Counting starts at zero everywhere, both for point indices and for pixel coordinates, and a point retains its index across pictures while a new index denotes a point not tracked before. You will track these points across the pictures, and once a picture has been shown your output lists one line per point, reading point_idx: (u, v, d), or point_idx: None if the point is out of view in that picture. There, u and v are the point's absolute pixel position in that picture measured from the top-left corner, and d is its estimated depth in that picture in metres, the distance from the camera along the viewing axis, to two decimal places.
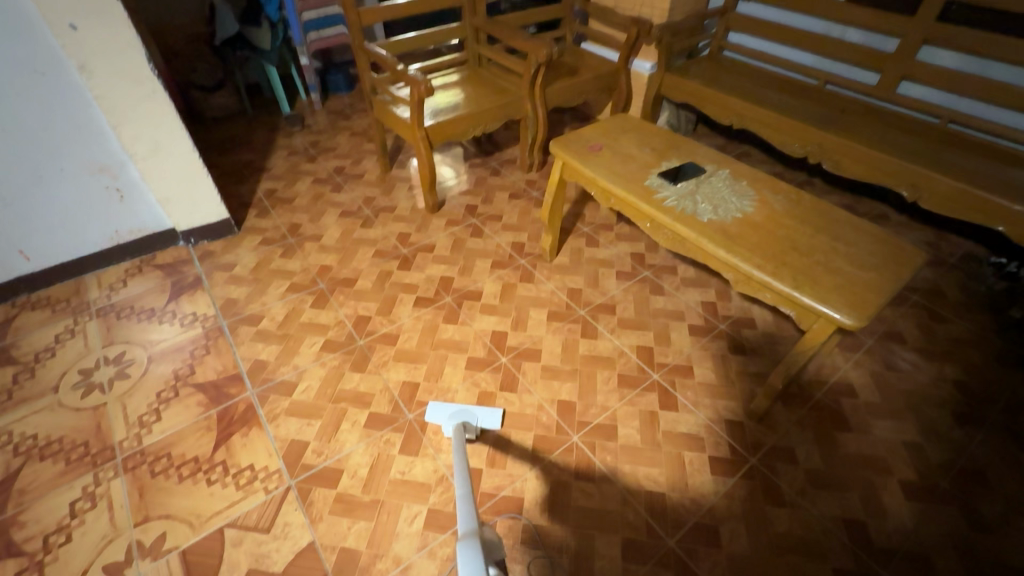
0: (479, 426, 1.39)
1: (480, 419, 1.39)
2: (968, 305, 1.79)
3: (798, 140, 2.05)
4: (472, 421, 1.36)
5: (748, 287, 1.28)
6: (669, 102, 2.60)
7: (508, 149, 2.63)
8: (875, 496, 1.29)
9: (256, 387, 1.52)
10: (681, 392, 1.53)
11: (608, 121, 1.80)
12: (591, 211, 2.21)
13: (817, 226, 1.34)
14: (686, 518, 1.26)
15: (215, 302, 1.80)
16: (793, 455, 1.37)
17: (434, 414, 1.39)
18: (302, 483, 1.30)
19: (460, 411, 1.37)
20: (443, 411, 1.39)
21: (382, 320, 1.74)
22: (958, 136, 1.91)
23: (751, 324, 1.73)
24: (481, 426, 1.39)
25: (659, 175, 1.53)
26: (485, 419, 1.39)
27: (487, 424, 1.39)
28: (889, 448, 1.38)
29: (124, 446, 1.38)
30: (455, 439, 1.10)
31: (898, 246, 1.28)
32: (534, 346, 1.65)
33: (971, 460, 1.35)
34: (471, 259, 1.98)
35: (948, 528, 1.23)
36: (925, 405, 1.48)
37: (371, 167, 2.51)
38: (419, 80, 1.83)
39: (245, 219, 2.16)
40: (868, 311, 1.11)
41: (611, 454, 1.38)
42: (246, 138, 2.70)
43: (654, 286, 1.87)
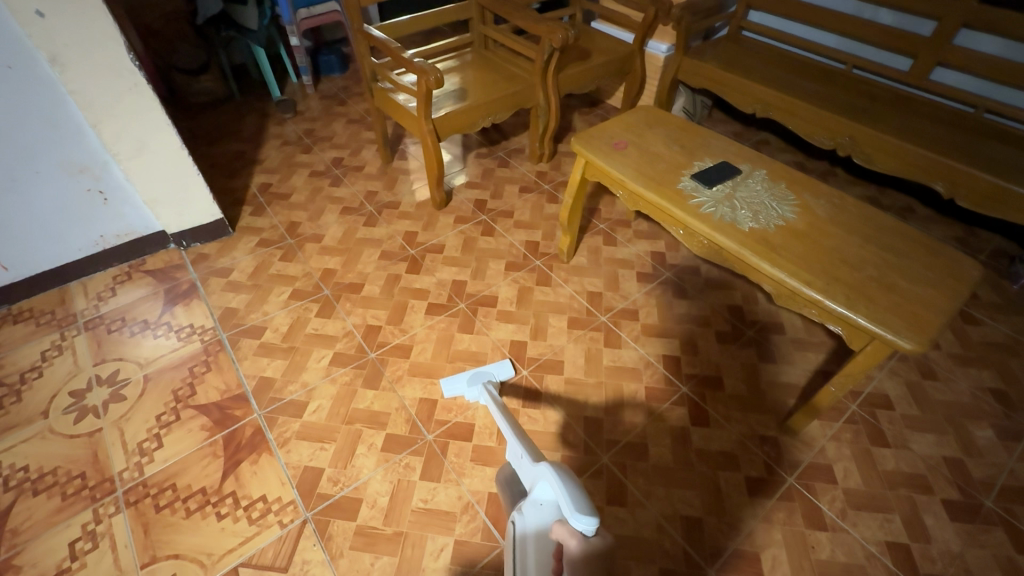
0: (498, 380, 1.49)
1: (494, 374, 1.50)
2: (1002, 306, 1.73)
3: (826, 131, 1.94)
4: (490, 378, 1.47)
5: (793, 302, 1.19)
6: (685, 86, 2.46)
7: (516, 137, 2.49)
8: (918, 517, 1.24)
9: (263, 408, 1.42)
10: (712, 405, 1.47)
11: (631, 114, 1.68)
12: (606, 206, 2.10)
13: (865, 235, 1.25)
14: (725, 545, 1.20)
15: (213, 312, 1.68)
16: (832, 474, 1.32)
17: (451, 388, 1.46)
18: (319, 515, 1.23)
19: (473, 375, 1.48)
20: (458, 381, 1.48)
21: (393, 330, 1.64)
22: (996, 127, 1.83)
23: (780, 329, 1.66)
24: (500, 379, 1.50)
25: (692, 176, 1.42)
26: (499, 371, 1.51)
27: (504, 376, 1.51)
28: (929, 464, 1.33)
29: (124, 478, 1.28)
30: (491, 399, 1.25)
31: (952, 257, 1.20)
32: (555, 358, 1.57)
33: (1014, 476, 1.31)
34: (483, 260, 1.88)
35: (994, 550, 1.19)
36: (964, 417, 1.43)
37: (371, 158, 2.36)
38: (427, 70, 1.68)
39: (239, 218, 2.03)
40: (928, 334, 1.04)
41: (643, 476, 1.32)
42: (235, 126, 2.53)
43: (677, 289, 1.78)
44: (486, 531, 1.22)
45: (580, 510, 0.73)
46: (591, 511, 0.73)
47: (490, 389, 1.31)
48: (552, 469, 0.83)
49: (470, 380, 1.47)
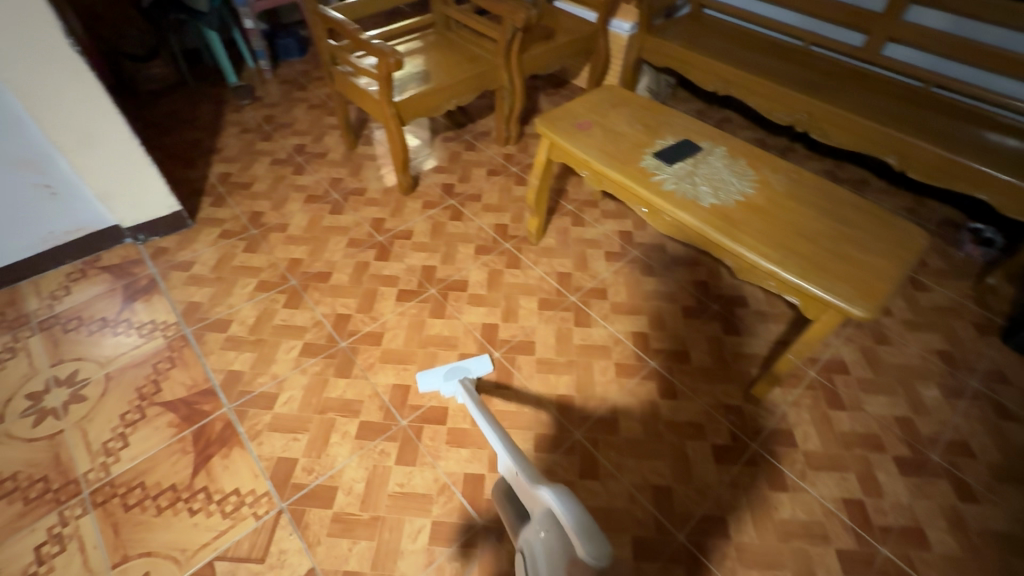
0: (474, 375, 1.48)
1: (471, 369, 1.49)
2: (948, 273, 1.82)
3: (785, 108, 1.98)
4: (467, 374, 1.46)
5: (752, 275, 1.23)
6: (649, 65, 2.48)
7: (482, 120, 2.47)
8: (871, 473, 1.32)
9: (233, 402, 1.40)
10: (679, 378, 1.51)
11: (595, 93, 1.68)
12: (574, 187, 2.11)
13: (821, 208, 1.30)
14: (693, 510, 1.25)
15: (175, 307, 1.64)
16: (792, 437, 1.38)
17: (427, 383, 1.45)
18: (295, 505, 1.23)
19: (450, 371, 1.47)
20: (434, 375, 1.47)
21: (363, 318, 1.63)
22: (944, 101, 1.90)
23: (743, 302, 1.71)
24: (476, 375, 1.49)
25: (654, 154, 1.44)
26: (475, 367, 1.49)
27: (481, 370, 1.49)
28: (881, 424, 1.41)
29: (90, 479, 1.26)
30: (472, 406, 1.15)
31: (901, 227, 1.25)
32: (527, 339, 1.59)
33: (958, 431, 1.40)
34: (452, 244, 1.87)
35: (939, 500, 1.27)
36: (913, 378, 1.51)
37: (334, 144, 2.31)
38: (386, 52, 1.64)
39: (199, 209, 1.97)
40: (878, 301, 1.09)
41: (614, 450, 1.36)
42: (190, 114, 2.44)
43: (644, 267, 1.82)
44: (462, 511, 1.24)
45: (587, 539, 0.60)
46: (598, 534, 0.61)
47: (467, 385, 1.32)
48: (550, 489, 0.71)
49: (447, 375, 1.46)
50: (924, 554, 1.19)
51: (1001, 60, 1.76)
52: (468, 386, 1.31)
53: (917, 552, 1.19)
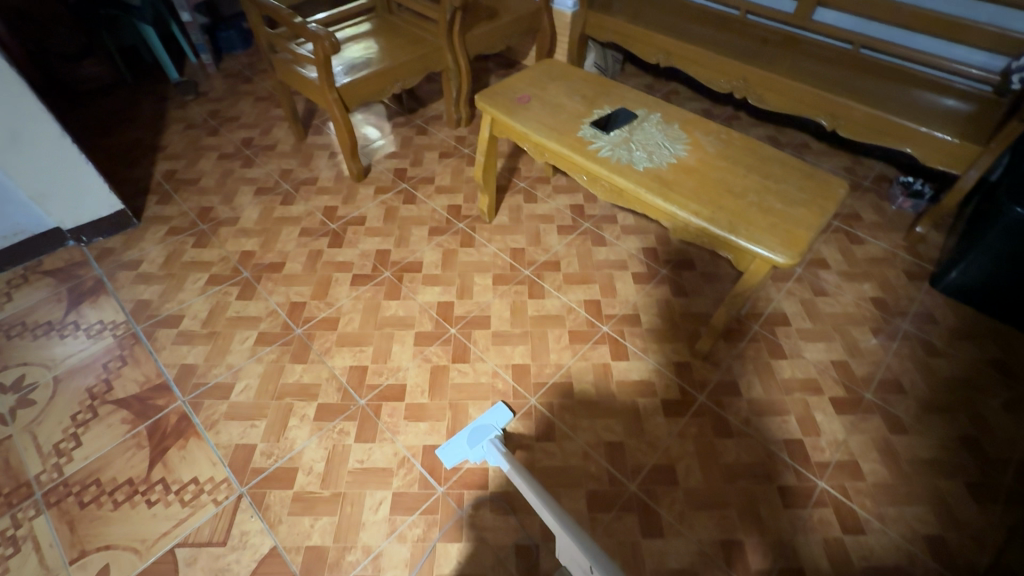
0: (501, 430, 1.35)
1: (493, 424, 1.35)
2: (882, 225, 1.91)
3: (723, 75, 2.04)
4: (492, 431, 1.32)
5: (686, 233, 1.28)
6: (594, 41, 2.51)
7: (432, 104, 2.47)
8: (809, 414, 1.39)
9: (187, 394, 1.40)
10: (630, 340, 1.56)
11: (535, 69, 1.70)
12: (526, 165, 2.14)
13: (749, 166, 1.35)
14: (644, 462, 1.31)
15: (124, 306, 1.61)
16: (737, 387, 1.45)
17: (454, 456, 1.29)
18: (254, 489, 1.24)
19: (472, 434, 1.32)
20: (457, 446, 1.31)
21: (318, 304, 1.63)
22: (871, 61, 1.98)
23: (691, 265, 1.77)
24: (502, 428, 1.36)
25: (591, 124, 1.47)
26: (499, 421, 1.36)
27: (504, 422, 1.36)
28: (819, 369, 1.49)
29: (42, 480, 1.24)
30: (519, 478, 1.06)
31: (822, 179, 1.32)
32: (482, 314, 1.62)
33: (889, 370, 1.49)
34: (406, 227, 1.88)
35: (872, 434, 1.36)
36: (849, 324, 1.60)
37: (284, 135, 2.28)
38: (321, 36, 1.63)
39: (144, 208, 1.93)
40: (800, 250, 1.15)
41: (568, 412, 1.40)
42: (131, 113, 2.37)
43: (595, 238, 1.86)
44: (422, 481, 1.27)
45: None
46: None
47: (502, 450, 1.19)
48: None
49: (471, 440, 1.31)
50: (858, 484, 1.27)
51: (919, 18, 1.85)
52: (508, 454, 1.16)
53: (852, 483, 1.27)
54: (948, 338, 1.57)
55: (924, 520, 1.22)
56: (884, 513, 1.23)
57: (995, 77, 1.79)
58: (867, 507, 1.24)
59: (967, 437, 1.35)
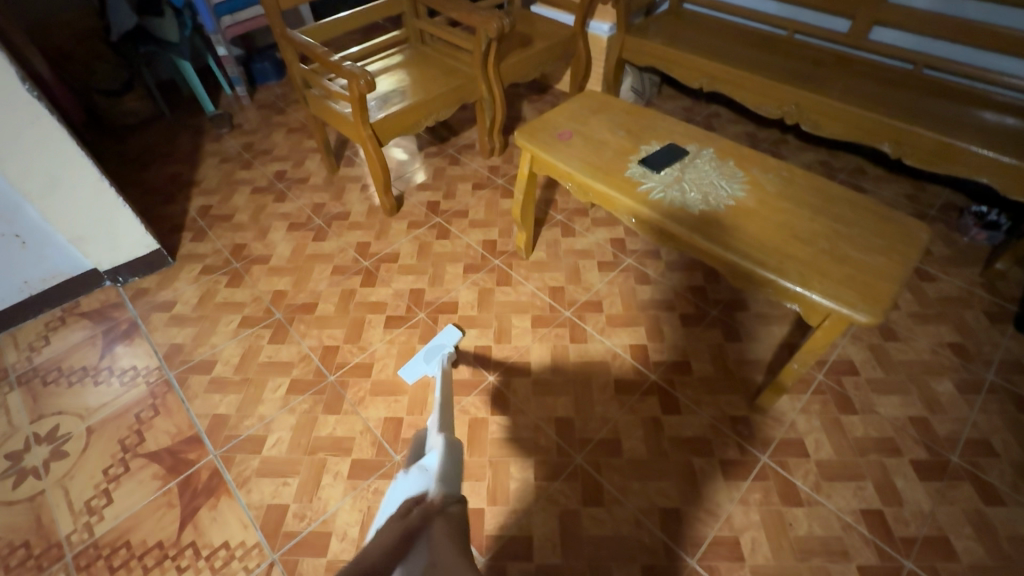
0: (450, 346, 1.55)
1: (445, 343, 1.55)
2: (954, 260, 1.76)
3: (773, 100, 1.92)
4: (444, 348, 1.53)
5: (748, 283, 1.17)
6: (631, 66, 2.43)
7: (465, 132, 2.42)
8: (889, 481, 1.26)
9: (219, 448, 1.35)
10: (681, 391, 1.45)
11: (574, 101, 1.62)
12: (563, 196, 2.06)
13: (816, 207, 1.24)
14: (704, 533, 1.19)
15: (157, 350, 1.59)
16: (803, 447, 1.32)
17: (413, 372, 1.50)
18: (287, 555, 1.17)
19: (427, 352, 1.53)
20: (414, 363, 1.51)
21: (351, 349, 1.57)
22: (936, 82, 1.84)
23: (743, 305, 1.65)
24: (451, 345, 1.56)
25: (639, 162, 1.38)
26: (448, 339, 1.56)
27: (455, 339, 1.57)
28: (896, 427, 1.35)
29: (72, 541, 1.21)
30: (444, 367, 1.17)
31: (901, 222, 1.20)
32: (521, 359, 1.53)
33: (977, 429, 1.34)
34: (440, 264, 1.82)
35: (963, 505, 1.21)
36: (925, 374, 1.45)
37: (316, 168, 2.26)
38: (357, 74, 1.59)
39: (179, 245, 1.92)
40: (883, 305, 1.03)
41: (618, 473, 1.30)
42: (168, 147, 2.39)
43: (639, 275, 1.76)
44: None
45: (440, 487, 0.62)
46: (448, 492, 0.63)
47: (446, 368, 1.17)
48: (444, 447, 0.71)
49: (427, 358, 1.52)
50: (952, 566, 1.13)
51: (991, 37, 1.71)
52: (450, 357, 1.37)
53: (944, 564, 1.13)
54: None
55: None
56: None
57: None
58: None
59: None
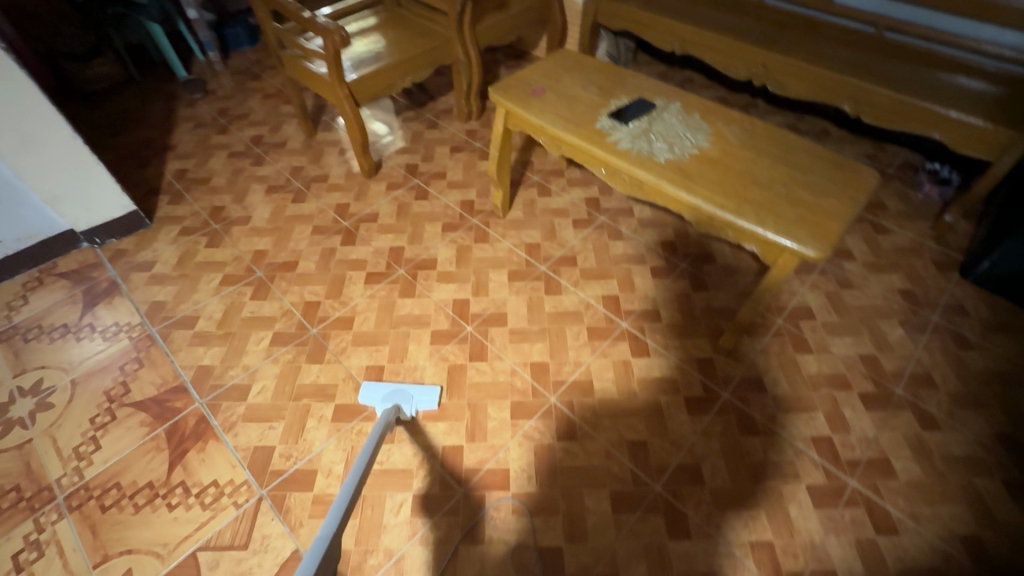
0: (416, 405, 1.37)
1: (415, 399, 1.37)
2: (907, 214, 1.86)
3: (742, 62, 1.98)
4: (405, 402, 1.35)
5: (711, 227, 1.24)
6: (606, 30, 2.45)
7: (443, 97, 2.42)
8: (838, 411, 1.36)
9: (205, 396, 1.39)
10: (651, 336, 1.53)
11: (548, 59, 1.66)
12: (539, 157, 2.10)
13: (775, 156, 1.31)
14: (668, 462, 1.28)
15: (139, 308, 1.61)
16: (762, 384, 1.42)
17: (366, 396, 1.38)
18: (275, 491, 1.23)
19: (393, 393, 1.38)
20: (376, 392, 1.39)
21: (333, 304, 1.61)
22: (896, 44, 1.92)
23: (710, 258, 1.73)
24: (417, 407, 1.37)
25: (609, 115, 1.43)
26: (420, 399, 1.37)
27: (424, 404, 1.37)
28: (847, 364, 1.46)
29: (63, 484, 1.24)
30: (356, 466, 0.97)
31: (852, 169, 1.27)
32: (498, 311, 1.59)
33: (919, 364, 1.45)
34: (419, 224, 1.86)
35: (904, 431, 1.32)
36: (876, 317, 1.56)
37: (293, 132, 2.26)
38: (331, 30, 1.59)
39: (157, 208, 1.92)
40: (831, 243, 1.11)
41: (590, 411, 1.37)
42: (140, 112, 2.36)
43: (612, 231, 1.82)
44: (443, 483, 1.25)
45: None
46: None
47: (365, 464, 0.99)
48: None
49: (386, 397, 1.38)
50: (891, 482, 1.24)
51: None
52: (388, 420, 1.21)
53: (884, 481, 1.24)
54: (981, 330, 1.52)
55: (960, 519, 1.18)
56: (918, 512, 1.20)
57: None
58: (900, 506, 1.20)
59: (1004, 434, 1.31)
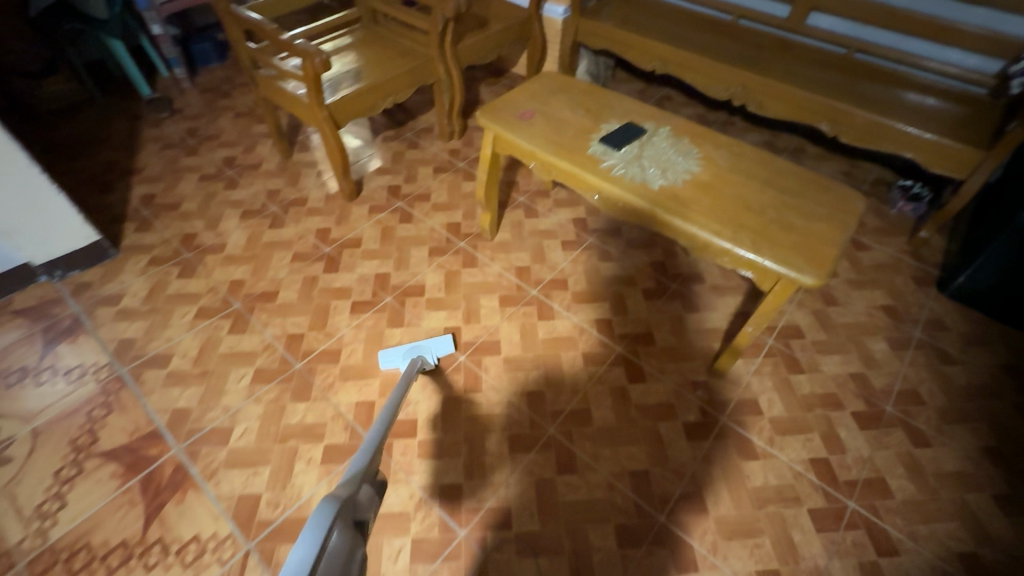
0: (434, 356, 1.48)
1: (431, 350, 1.48)
2: (884, 230, 1.91)
3: (722, 83, 2.01)
4: (425, 353, 1.47)
5: (706, 253, 1.24)
6: (586, 49, 2.46)
7: (423, 116, 2.38)
8: (833, 432, 1.37)
9: (182, 442, 1.30)
10: (646, 360, 1.52)
11: (534, 81, 1.64)
12: (524, 177, 2.08)
13: (765, 180, 1.32)
14: (671, 490, 1.27)
15: (106, 347, 1.50)
16: (758, 406, 1.42)
17: (388, 360, 1.46)
18: (262, 543, 1.15)
19: (411, 350, 1.47)
20: (396, 353, 1.47)
21: (317, 335, 1.54)
22: (867, 66, 1.98)
23: (700, 278, 1.74)
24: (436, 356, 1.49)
25: (600, 140, 1.42)
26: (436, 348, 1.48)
27: (441, 351, 1.49)
28: (838, 383, 1.47)
29: (25, 548, 1.14)
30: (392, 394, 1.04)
31: (840, 193, 1.29)
32: (491, 338, 1.56)
33: (906, 381, 1.48)
34: (405, 249, 1.80)
35: (897, 449, 1.34)
36: (862, 334, 1.59)
37: (268, 153, 2.18)
38: (311, 52, 1.54)
39: (123, 236, 1.81)
40: (827, 268, 1.11)
41: (589, 441, 1.35)
42: (102, 133, 2.23)
43: (601, 253, 1.81)
44: (442, 525, 1.20)
45: None
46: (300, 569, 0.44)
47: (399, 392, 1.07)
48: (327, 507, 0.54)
49: (406, 354, 1.47)
50: (888, 502, 1.25)
51: (916, 23, 1.85)
52: (417, 360, 1.32)
53: (882, 501, 1.26)
54: (960, 344, 1.56)
55: (956, 536, 1.20)
56: (916, 531, 1.21)
57: (990, 80, 1.80)
58: (899, 526, 1.22)
59: (989, 447, 1.35)
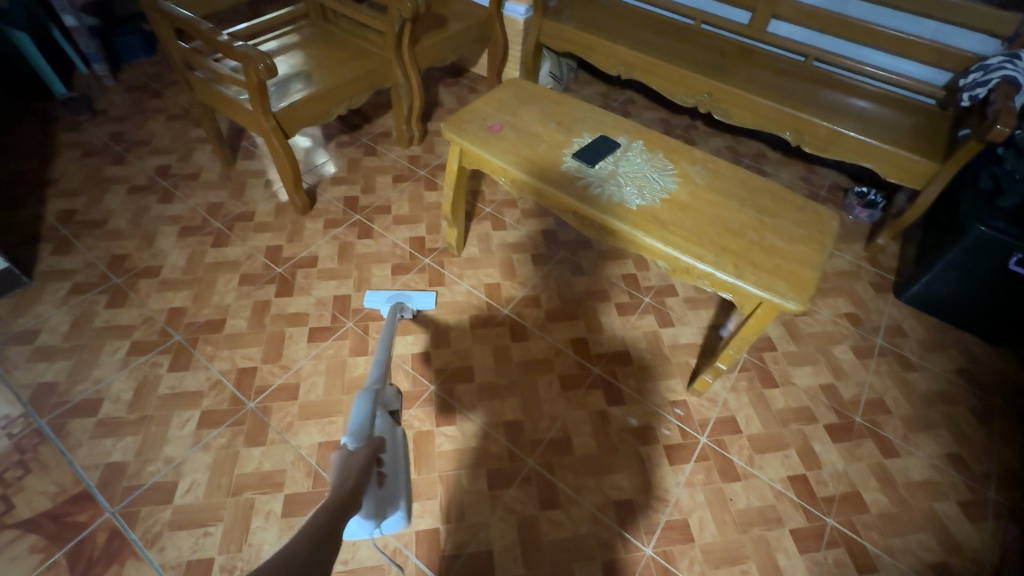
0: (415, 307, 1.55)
1: (413, 300, 1.55)
2: (844, 237, 1.96)
3: (687, 90, 1.98)
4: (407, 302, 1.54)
5: (686, 276, 1.20)
6: (548, 50, 2.39)
7: (379, 119, 2.25)
8: (809, 447, 1.38)
9: (117, 504, 1.15)
10: (624, 381, 1.48)
11: (500, 90, 1.55)
12: (489, 186, 1.99)
13: (742, 199, 1.29)
14: (656, 519, 1.24)
15: (19, 395, 1.31)
16: (736, 424, 1.41)
17: (371, 300, 1.55)
18: None
19: (394, 296, 1.55)
20: (379, 297, 1.56)
21: (272, 369, 1.41)
22: (826, 75, 2.00)
23: (672, 291, 1.72)
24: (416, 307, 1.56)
25: (574, 155, 1.35)
26: (417, 300, 1.55)
27: (423, 305, 1.56)
28: (810, 396, 1.49)
29: None
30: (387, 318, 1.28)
31: (815, 211, 1.29)
32: (463, 363, 1.47)
33: (873, 390, 1.51)
34: (365, 267, 1.68)
35: (869, 461, 1.37)
36: (830, 344, 1.61)
37: (207, 160, 1.98)
38: (253, 56, 1.38)
39: (37, 260, 1.59)
40: (808, 292, 1.10)
41: (571, 472, 1.29)
42: (8, 138, 1.97)
43: (572, 266, 1.75)
44: None
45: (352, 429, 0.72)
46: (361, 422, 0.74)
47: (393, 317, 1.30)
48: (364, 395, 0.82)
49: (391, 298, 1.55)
50: (865, 517, 1.27)
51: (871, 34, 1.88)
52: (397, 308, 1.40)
53: (858, 516, 1.27)
54: (919, 351, 1.61)
55: (928, 547, 1.23)
56: (892, 545, 1.23)
57: (940, 92, 1.86)
58: (875, 541, 1.24)
59: (952, 454, 1.39)
